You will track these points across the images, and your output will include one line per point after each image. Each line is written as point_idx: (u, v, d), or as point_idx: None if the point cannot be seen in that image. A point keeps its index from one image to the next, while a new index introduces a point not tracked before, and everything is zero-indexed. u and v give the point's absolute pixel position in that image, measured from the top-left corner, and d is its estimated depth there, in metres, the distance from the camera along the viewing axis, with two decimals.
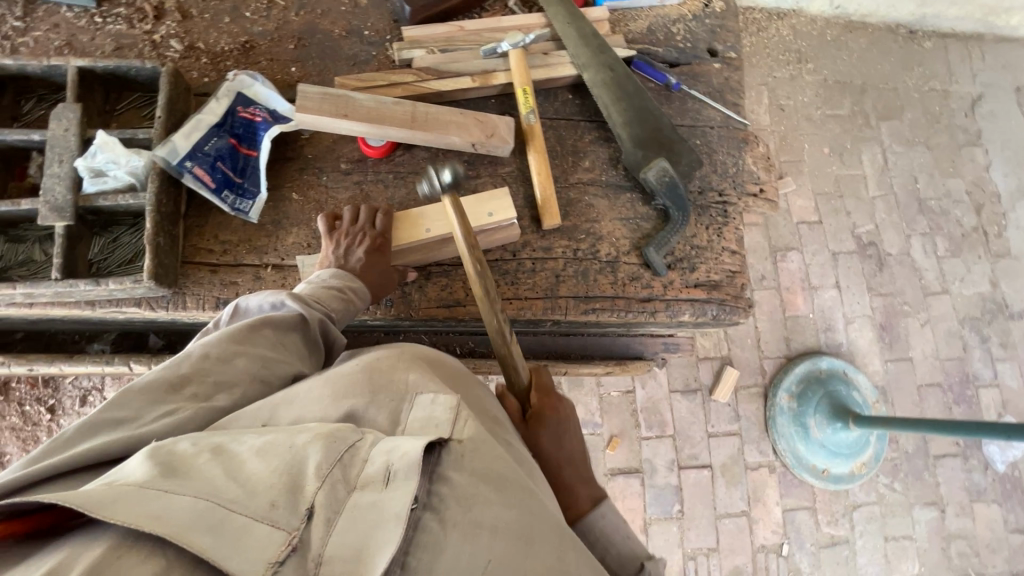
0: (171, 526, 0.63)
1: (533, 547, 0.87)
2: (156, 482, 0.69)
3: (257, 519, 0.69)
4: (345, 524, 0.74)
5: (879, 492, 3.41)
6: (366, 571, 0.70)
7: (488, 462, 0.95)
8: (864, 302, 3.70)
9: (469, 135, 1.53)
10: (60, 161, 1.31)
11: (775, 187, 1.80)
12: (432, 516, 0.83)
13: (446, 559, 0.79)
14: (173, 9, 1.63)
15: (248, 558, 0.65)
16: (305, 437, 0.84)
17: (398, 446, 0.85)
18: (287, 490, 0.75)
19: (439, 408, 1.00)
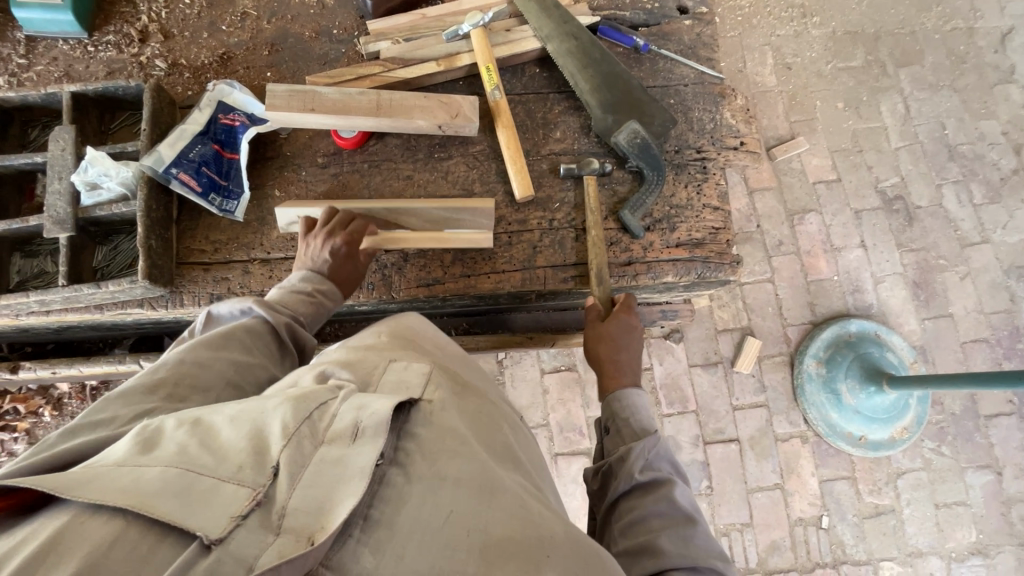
0: (136, 496, 0.64)
1: (498, 496, 0.85)
2: (130, 458, 0.70)
3: (225, 480, 0.68)
4: (310, 477, 0.72)
5: (926, 457, 3.23)
6: (327, 522, 0.68)
7: (456, 419, 0.95)
8: (894, 260, 3.51)
9: (434, 118, 1.56)
10: (60, 178, 1.42)
11: (756, 139, 1.75)
12: (398, 472, 0.82)
13: (409, 510, 0.78)
14: (156, 31, 1.74)
15: (210, 516, 0.64)
16: (276, 399, 0.81)
17: (367, 404, 0.81)
18: (255, 451, 0.73)
19: (411, 374, 1.01)
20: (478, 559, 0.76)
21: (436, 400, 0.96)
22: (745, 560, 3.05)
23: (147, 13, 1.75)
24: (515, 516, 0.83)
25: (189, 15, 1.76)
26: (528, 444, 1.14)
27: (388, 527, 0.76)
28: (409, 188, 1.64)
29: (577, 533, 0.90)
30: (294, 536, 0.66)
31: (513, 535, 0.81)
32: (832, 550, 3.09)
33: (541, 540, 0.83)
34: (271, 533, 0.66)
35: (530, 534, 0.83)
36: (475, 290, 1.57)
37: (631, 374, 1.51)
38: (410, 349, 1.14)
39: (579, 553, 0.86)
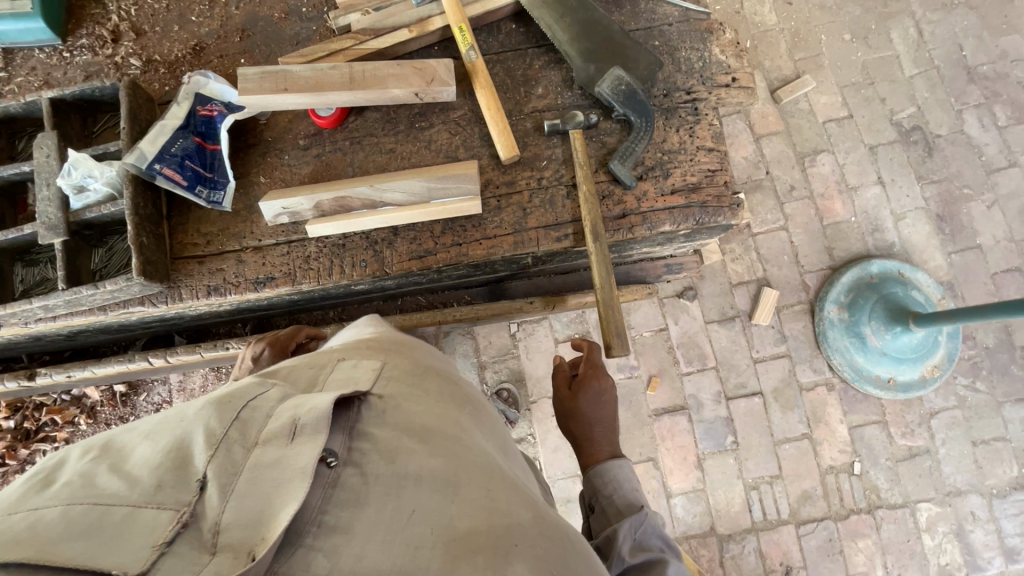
0: (32, 547, 0.59)
1: (460, 490, 0.90)
2: (23, 502, 0.65)
3: (142, 506, 0.67)
4: (245, 486, 0.74)
5: (959, 395, 3.12)
6: (268, 532, 0.71)
7: (411, 419, 1.01)
8: (915, 193, 3.36)
9: (409, 85, 1.52)
10: (48, 184, 1.44)
11: (749, 73, 1.66)
12: (353, 471, 0.86)
13: (367, 512, 0.82)
14: (127, 29, 1.72)
15: (128, 550, 0.62)
16: (197, 406, 0.83)
17: (304, 403, 0.88)
18: (176, 466, 0.74)
19: (359, 372, 1.11)
20: (444, 551, 0.80)
21: (385, 399, 1.03)
22: (777, 512, 3.02)
23: (116, 12, 1.73)
24: (482, 508, 0.89)
25: (157, 9, 1.74)
26: (493, 432, 1.22)
27: (344, 529, 0.79)
28: (392, 161, 1.61)
29: (545, 518, 0.96)
30: (232, 553, 0.67)
31: (480, 525, 0.86)
32: (866, 496, 3.04)
33: (510, 525, 0.89)
34: (207, 553, 0.66)
35: (497, 523, 0.87)
36: (468, 257, 1.54)
37: (608, 446, 1.68)
38: (364, 354, 1.21)
39: (550, 537, 0.92)
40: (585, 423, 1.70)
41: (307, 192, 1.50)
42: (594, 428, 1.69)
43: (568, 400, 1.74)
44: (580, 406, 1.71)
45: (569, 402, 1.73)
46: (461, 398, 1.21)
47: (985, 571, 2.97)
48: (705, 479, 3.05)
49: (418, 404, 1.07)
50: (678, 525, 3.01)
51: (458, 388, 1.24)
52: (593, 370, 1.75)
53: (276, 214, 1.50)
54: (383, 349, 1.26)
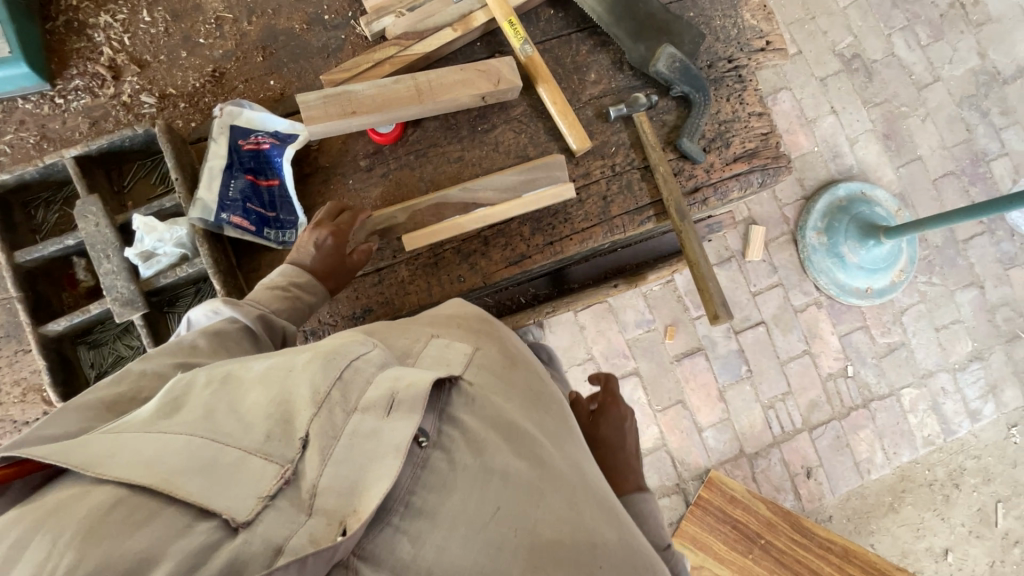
0: (161, 473, 0.66)
1: (545, 497, 0.89)
2: (158, 422, 0.73)
3: (252, 453, 0.72)
4: (342, 453, 0.76)
5: (921, 290, 3.58)
6: (360, 505, 0.73)
7: (499, 410, 0.98)
8: (863, 117, 3.65)
9: (476, 90, 1.47)
10: (108, 256, 1.29)
11: (780, 35, 1.74)
12: (442, 456, 0.86)
13: (450, 503, 0.82)
14: (127, 62, 1.52)
15: (236, 496, 0.68)
16: (306, 358, 0.86)
17: (401, 377, 0.85)
18: (283, 418, 0.77)
19: (451, 352, 1.05)
20: (524, 558, 0.82)
21: (476, 385, 0.99)
22: (792, 423, 3.37)
23: (107, 43, 1.52)
24: (563, 517, 0.89)
25: (156, 35, 1.54)
26: (579, 430, 1.16)
27: (428, 515, 0.80)
28: (464, 169, 1.57)
29: (625, 535, 0.96)
30: (327, 518, 0.71)
31: (560, 537, 0.86)
32: (860, 393, 3.45)
33: (586, 538, 0.89)
34: (303, 513, 0.70)
35: (578, 536, 0.88)
36: (562, 254, 1.57)
37: (636, 476, 1.52)
38: (453, 326, 1.15)
39: (626, 556, 0.92)
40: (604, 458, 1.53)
41: (400, 206, 1.48)
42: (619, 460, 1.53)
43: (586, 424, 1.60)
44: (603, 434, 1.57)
45: (589, 429, 1.59)
46: (549, 392, 1.15)
47: (957, 432, 3.52)
48: (728, 408, 3.33)
49: (506, 394, 1.03)
50: (712, 454, 3.29)
51: (545, 380, 1.18)
52: (613, 397, 1.64)
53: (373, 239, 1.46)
54: (473, 324, 1.18)
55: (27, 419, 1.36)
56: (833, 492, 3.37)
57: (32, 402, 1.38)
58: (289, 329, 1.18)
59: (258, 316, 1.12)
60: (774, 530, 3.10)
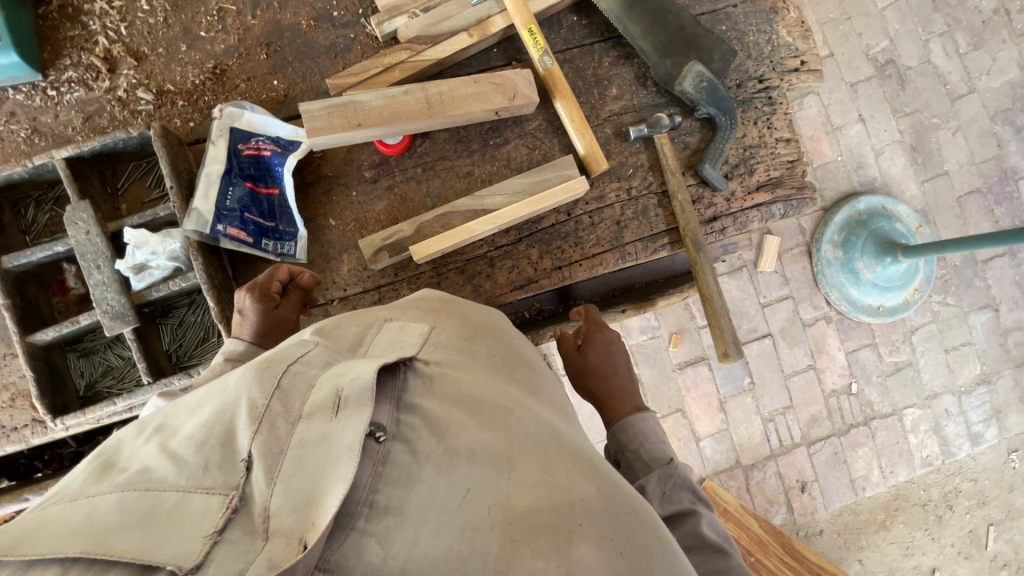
0: (88, 537, 0.56)
1: (516, 467, 0.83)
2: (86, 489, 0.67)
3: (191, 492, 0.65)
4: (290, 468, 0.70)
5: (934, 310, 3.50)
6: (317, 516, 0.67)
7: (461, 388, 0.93)
8: (891, 127, 3.48)
9: (490, 104, 1.39)
10: (99, 267, 1.25)
11: (817, 55, 1.64)
12: (403, 447, 0.80)
13: (419, 491, 0.76)
14: (123, 53, 1.44)
15: (180, 541, 0.58)
16: (239, 374, 0.84)
17: (346, 373, 0.84)
18: (223, 444, 0.72)
19: (405, 334, 1.02)
20: (501, 535, 0.75)
21: (433, 364, 0.96)
22: (791, 437, 3.34)
23: (103, 32, 1.44)
24: (537, 484, 0.83)
25: (154, 25, 1.46)
26: (548, 395, 1.11)
27: (396, 510, 0.73)
28: (473, 185, 1.49)
29: (607, 489, 0.90)
30: (286, 539, 0.64)
31: (537, 506, 0.80)
32: (862, 410, 3.41)
33: (565, 501, 0.82)
34: (259, 539, 0.63)
35: (555, 500, 0.82)
36: (570, 280, 1.51)
37: (633, 400, 1.52)
38: (411, 310, 1.13)
39: (609, 509, 0.86)
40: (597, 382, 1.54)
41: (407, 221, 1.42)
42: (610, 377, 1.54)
43: (577, 356, 1.57)
44: (595, 361, 1.55)
45: (579, 359, 1.56)
46: (513, 358, 1.11)
47: (957, 455, 3.48)
48: (727, 419, 3.30)
49: (468, 370, 0.99)
50: (708, 464, 3.29)
51: (509, 347, 1.14)
52: (595, 325, 1.60)
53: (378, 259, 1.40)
54: (434, 306, 1.16)
55: (15, 426, 1.34)
56: (827, 507, 3.37)
57: (20, 408, 1.35)
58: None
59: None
60: (765, 549, 3.11)
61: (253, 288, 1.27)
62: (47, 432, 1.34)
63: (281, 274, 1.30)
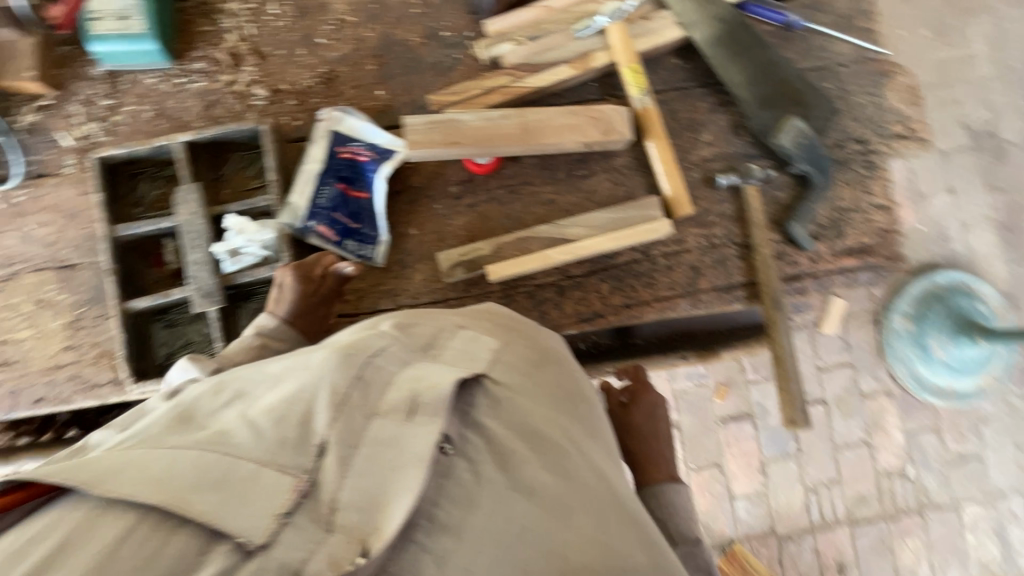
0: (172, 490, 0.62)
1: (574, 517, 0.78)
2: (168, 439, 0.70)
3: (264, 465, 0.67)
4: (362, 464, 0.70)
5: (1009, 402, 3.23)
6: (380, 522, 0.66)
7: (525, 415, 0.86)
8: (984, 202, 3.22)
9: (584, 136, 1.41)
10: (197, 246, 1.33)
11: (926, 123, 1.57)
12: (466, 466, 0.77)
13: (475, 518, 0.73)
14: (248, 51, 1.55)
15: (251, 515, 0.63)
16: (320, 355, 0.81)
17: (424, 377, 0.80)
18: (299, 424, 0.71)
19: (478, 346, 0.95)
20: None
21: (501, 384, 0.89)
22: (833, 511, 3.14)
23: (233, 31, 1.55)
24: (592, 540, 0.77)
25: (279, 29, 1.56)
26: (613, 440, 1.01)
27: (453, 532, 0.71)
28: (553, 213, 1.50)
29: (661, 563, 0.81)
30: (346, 537, 0.65)
31: (589, 562, 0.74)
32: (916, 496, 3.17)
33: (617, 564, 0.76)
34: (322, 531, 0.65)
35: (608, 561, 0.76)
36: (638, 320, 1.50)
37: (667, 469, 1.44)
38: (485, 322, 1.07)
39: None
40: (635, 448, 1.46)
41: (487, 240, 1.45)
42: (651, 443, 1.47)
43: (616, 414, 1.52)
44: (635, 425, 1.50)
45: (619, 420, 1.50)
46: (583, 390, 1.03)
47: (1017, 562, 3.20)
48: (767, 482, 3.11)
49: (533, 396, 0.91)
50: (740, 526, 3.11)
51: (578, 376, 1.05)
52: (642, 385, 1.54)
53: (453, 271, 1.44)
54: (506, 321, 1.10)
55: (97, 383, 1.43)
56: None
57: (103, 367, 1.45)
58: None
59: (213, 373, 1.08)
60: None
61: (297, 266, 1.31)
62: (123, 394, 1.42)
63: (325, 259, 1.34)
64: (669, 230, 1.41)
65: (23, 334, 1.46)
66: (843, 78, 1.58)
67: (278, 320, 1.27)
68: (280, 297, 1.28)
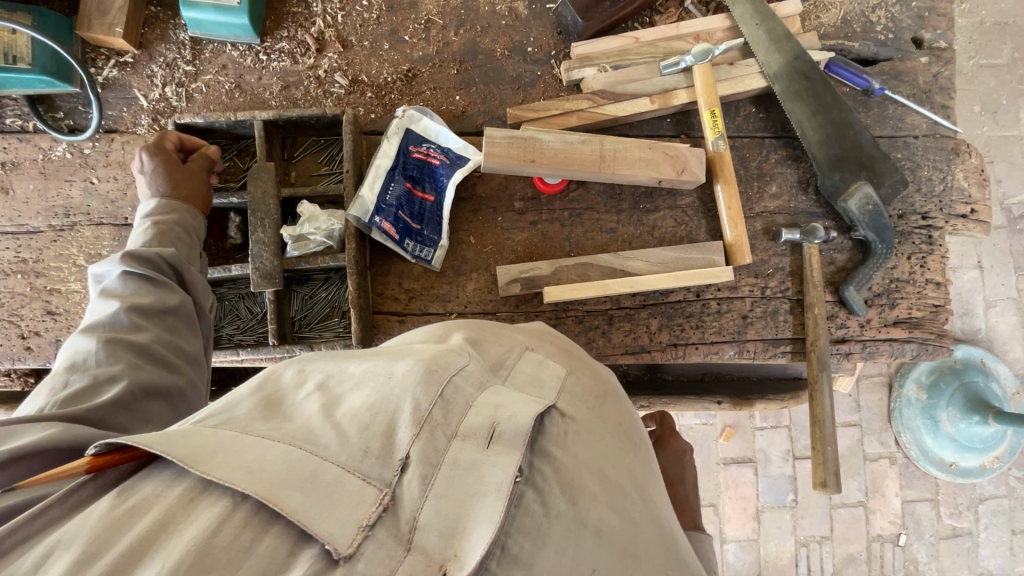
0: (263, 482, 0.60)
1: (639, 564, 0.75)
2: (255, 425, 0.68)
3: (349, 472, 0.65)
4: (442, 487, 0.67)
5: (1009, 484, 3.10)
6: (461, 548, 0.62)
7: (591, 451, 0.83)
8: (1011, 283, 2.98)
9: (658, 173, 1.42)
10: (264, 226, 1.33)
11: (989, 206, 1.58)
12: (535, 497, 0.72)
13: (548, 553, 0.69)
14: (333, 38, 1.55)
15: (338, 522, 0.60)
16: (406, 365, 0.79)
17: (504, 405, 0.77)
18: (384, 434, 0.70)
19: (545, 371, 0.93)
20: None
21: (569, 417, 0.85)
22: (821, 570, 3.02)
23: (322, 15, 1.56)
24: None
25: (367, 20, 1.57)
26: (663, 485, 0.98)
27: (524, 565, 0.67)
28: (613, 243, 1.51)
29: None
30: (425, 558, 0.61)
31: None
32: (905, 566, 3.03)
33: None
34: (401, 548, 0.61)
35: None
36: (682, 359, 1.50)
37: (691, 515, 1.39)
38: (546, 346, 1.04)
39: None
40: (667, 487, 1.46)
41: (548, 261, 1.45)
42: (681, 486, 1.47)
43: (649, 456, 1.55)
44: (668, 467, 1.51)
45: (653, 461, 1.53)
46: (637, 431, 0.99)
47: None
48: (759, 531, 3.02)
49: (597, 432, 0.88)
50: (726, 570, 3.01)
51: (633, 415, 1.02)
52: (670, 431, 1.59)
53: (508, 286, 1.44)
54: (563, 347, 1.07)
55: None
56: None
57: None
58: (165, 253, 1.15)
59: (127, 253, 1.13)
60: None
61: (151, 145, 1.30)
62: None
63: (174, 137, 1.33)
64: (729, 276, 1.41)
65: (74, 286, 1.46)
66: (913, 150, 1.58)
67: (159, 202, 1.27)
68: (151, 178, 1.28)
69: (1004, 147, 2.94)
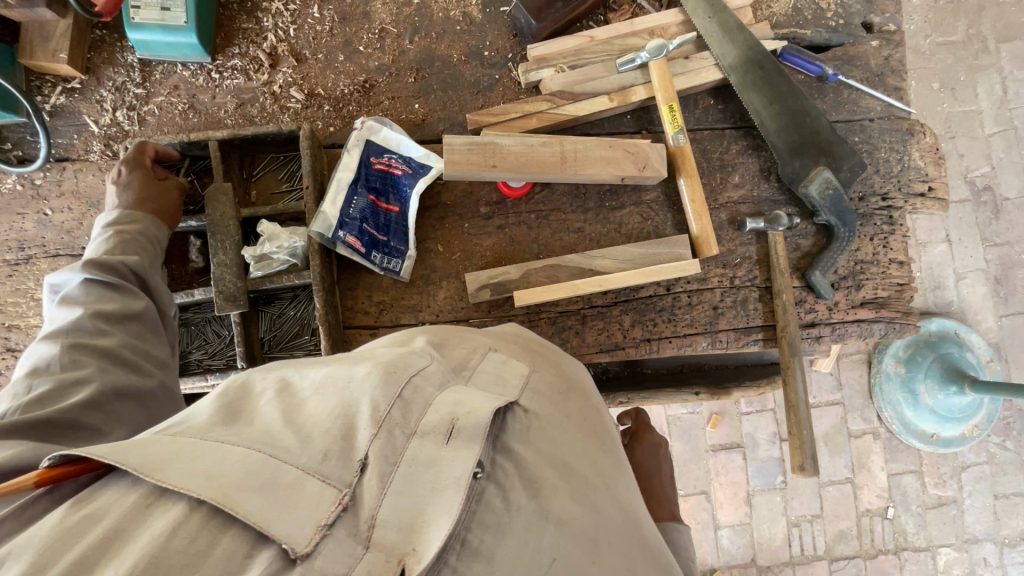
0: (220, 487, 0.58)
1: (602, 552, 0.75)
2: (216, 430, 0.67)
3: (309, 475, 0.63)
4: (402, 484, 0.66)
5: (990, 451, 3.17)
6: (420, 542, 0.62)
7: (556, 445, 0.82)
8: (979, 254, 3.03)
9: (620, 170, 1.42)
10: (224, 249, 1.32)
11: (946, 183, 1.62)
12: (496, 491, 0.71)
13: (508, 547, 0.68)
14: (286, 52, 1.53)
15: (297, 521, 0.59)
16: (364, 368, 0.77)
17: (465, 401, 0.75)
18: (342, 435, 0.68)
19: (508, 371, 0.92)
20: None
21: (532, 413, 0.84)
22: (814, 548, 3.06)
23: (273, 30, 1.54)
24: None
25: (320, 32, 1.55)
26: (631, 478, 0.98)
27: (484, 558, 0.66)
28: (581, 242, 1.51)
29: None
30: (385, 554, 0.60)
31: None
32: (895, 538, 3.09)
33: None
34: (360, 546, 0.60)
35: None
36: (657, 353, 1.51)
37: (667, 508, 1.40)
38: (512, 346, 1.03)
39: None
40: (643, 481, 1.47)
41: (517, 265, 1.45)
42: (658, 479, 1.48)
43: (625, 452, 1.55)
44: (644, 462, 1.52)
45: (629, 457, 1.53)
46: (604, 426, 0.99)
47: None
48: (751, 514, 3.05)
49: (562, 427, 0.87)
50: (722, 555, 3.05)
51: (600, 411, 1.02)
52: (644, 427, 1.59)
53: (478, 293, 1.43)
54: (529, 346, 1.05)
55: None
56: None
57: None
58: (128, 261, 1.15)
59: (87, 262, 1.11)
60: None
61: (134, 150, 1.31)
62: None
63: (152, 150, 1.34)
64: (696, 270, 1.43)
65: (34, 321, 1.43)
66: (869, 132, 1.61)
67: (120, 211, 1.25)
68: (120, 186, 1.27)
69: (963, 123, 2.99)
